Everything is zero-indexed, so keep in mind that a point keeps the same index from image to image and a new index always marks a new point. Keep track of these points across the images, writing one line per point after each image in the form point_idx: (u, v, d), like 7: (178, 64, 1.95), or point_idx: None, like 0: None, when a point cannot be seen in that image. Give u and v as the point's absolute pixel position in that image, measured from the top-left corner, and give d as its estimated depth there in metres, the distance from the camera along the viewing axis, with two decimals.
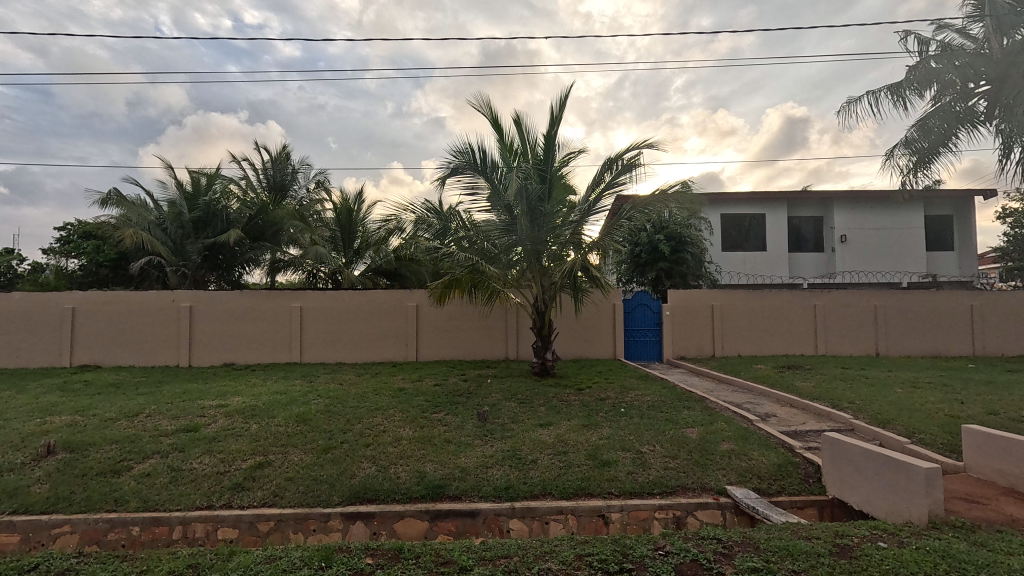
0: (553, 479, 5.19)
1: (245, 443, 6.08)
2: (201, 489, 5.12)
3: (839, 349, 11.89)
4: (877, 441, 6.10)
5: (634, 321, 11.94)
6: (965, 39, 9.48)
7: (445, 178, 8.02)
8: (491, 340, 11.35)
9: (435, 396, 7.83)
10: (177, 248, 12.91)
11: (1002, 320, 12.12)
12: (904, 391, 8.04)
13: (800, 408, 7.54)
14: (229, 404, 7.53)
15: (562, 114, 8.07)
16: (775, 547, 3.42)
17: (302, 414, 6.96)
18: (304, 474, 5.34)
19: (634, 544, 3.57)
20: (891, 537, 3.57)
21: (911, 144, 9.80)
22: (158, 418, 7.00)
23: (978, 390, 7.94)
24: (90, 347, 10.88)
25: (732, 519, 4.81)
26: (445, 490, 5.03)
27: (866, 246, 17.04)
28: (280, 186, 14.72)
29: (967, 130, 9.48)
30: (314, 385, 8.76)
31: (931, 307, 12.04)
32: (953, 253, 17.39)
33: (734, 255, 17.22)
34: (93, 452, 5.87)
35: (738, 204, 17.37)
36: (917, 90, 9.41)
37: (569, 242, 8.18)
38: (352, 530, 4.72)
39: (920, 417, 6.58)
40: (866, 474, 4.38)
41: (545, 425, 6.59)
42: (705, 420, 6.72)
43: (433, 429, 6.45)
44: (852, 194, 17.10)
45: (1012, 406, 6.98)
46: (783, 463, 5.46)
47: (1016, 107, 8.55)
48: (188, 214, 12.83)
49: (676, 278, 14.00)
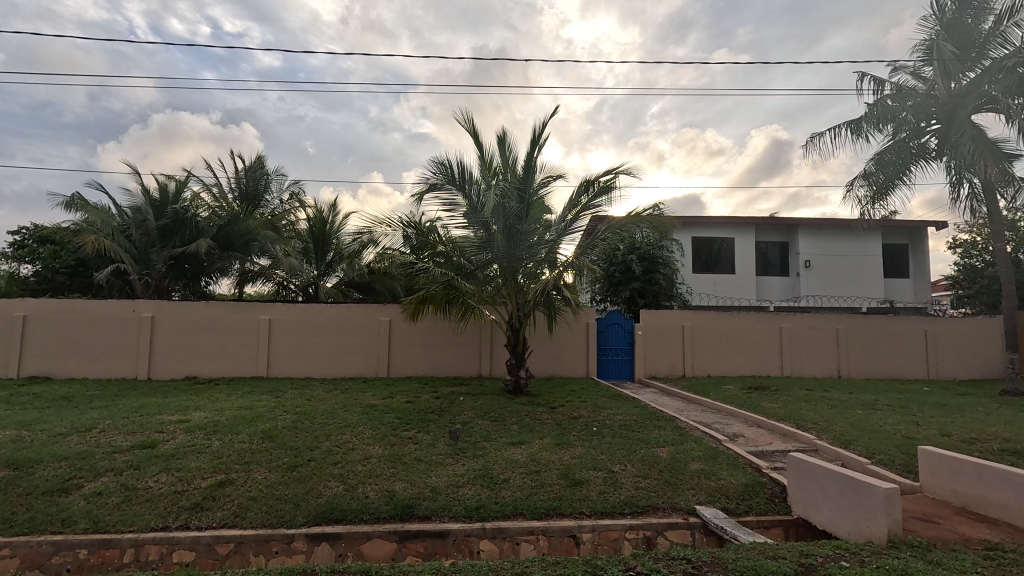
0: (524, 499, 5.16)
1: (206, 460, 5.83)
2: (156, 510, 4.88)
3: (803, 370, 12.24)
4: (839, 462, 6.32)
5: (606, 340, 12.03)
6: (916, 80, 10.11)
7: (424, 193, 8.02)
8: (464, 356, 11.29)
9: (406, 414, 7.69)
10: (141, 256, 12.39)
11: (953, 345, 12.75)
12: (864, 413, 8.29)
13: (766, 429, 7.73)
14: (190, 420, 7.21)
15: (543, 134, 8.19)
16: (743, 567, 3.46)
17: (268, 430, 6.72)
18: (268, 493, 5.15)
19: (606, 565, 3.55)
20: (853, 556, 3.67)
21: (870, 176, 10.31)
22: (112, 434, 6.66)
23: (932, 412, 8.28)
24: (40, 357, 10.34)
25: (701, 539, 4.86)
26: (415, 510, 4.93)
27: (829, 271, 17.70)
28: (253, 197, 14.76)
29: (918, 165, 10.11)
30: (281, 401, 8.48)
31: (890, 332, 12.55)
32: (907, 281, 18.27)
33: (705, 277, 17.66)
34: (39, 470, 5.54)
35: (709, 227, 17.87)
36: (875, 127, 9.95)
37: (544, 261, 8.28)
38: (317, 551, 4.60)
39: (880, 438, 6.79)
40: (829, 494, 4.50)
41: (518, 443, 6.56)
42: (675, 439, 6.81)
43: (404, 447, 6.33)
44: (816, 221, 17.80)
45: (965, 428, 7.30)
46: (751, 483, 5.55)
47: (962, 145, 9.19)
48: (153, 221, 12.32)
49: (649, 297, 14.26)
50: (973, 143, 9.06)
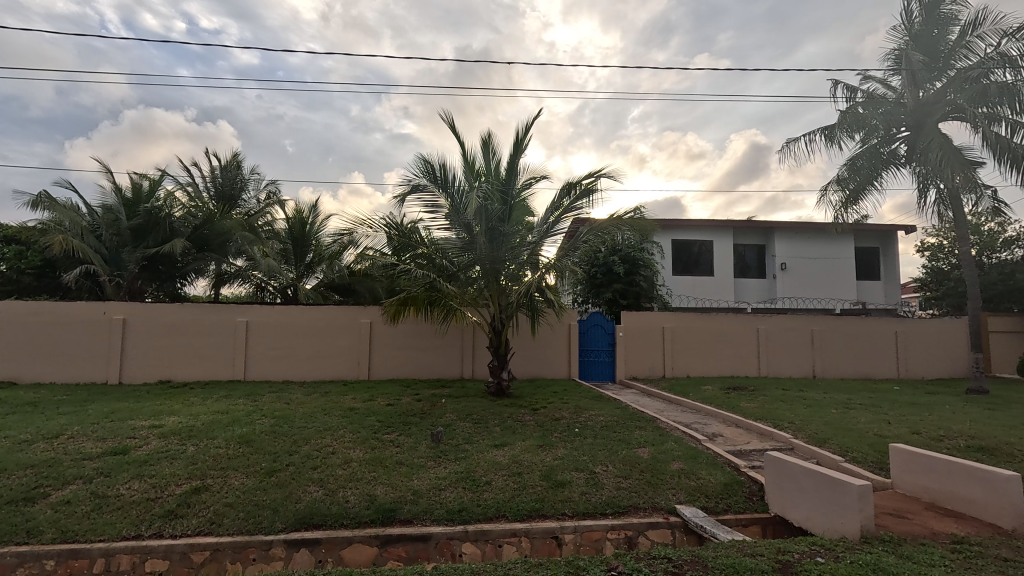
0: (506, 501, 5.15)
1: (180, 466, 5.69)
2: (128, 518, 4.74)
3: (780, 370, 12.50)
4: (814, 460, 6.48)
5: (588, 342, 12.10)
6: (887, 89, 10.43)
7: (406, 195, 7.98)
8: (447, 358, 11.24)
9: (387, 417, 7.61)
10: (112, 257, 12.03)
11: (923, 345, 13.16)
12: (839, 412, 8.48)
13: (744, 428, 7.87)
14: (164, 425, 7.02)
15: (526, 137, 8.22)
16: (723, 565, 3.51)
17: (245, 435, 6.58)
18: (246, 499, 5.04)
19: (588, 565, 3.57)
20: (828, 552, 3.75)
21: (843, 181, 10.60)
22: (82, 440, 6.45)
23: (903, 411, 8.52)
24: (4, 361, 9.96)
25: (681, 538, 4.92)
26: (397, 514, 4.89)
27: (805, 273, 18.12)
28: (229, 196, 14.49)
29: (889, 171, 10.42)
30: (259, 405, 8.32)
31: (862, 332, 12.89)
32: (879, 282, 18.80)
33: (684, 279, 17.92)
34: (3, 478, 5.34)
35: (688, 230, 18.13)
36: (848, 133, 10.23)
37: (526, 262, 8.28)
38: (296, 558, 4.52)
39: (854, 436, 6.97)
40: (805, 491, 4.59)
41: (500, 445, 6.55)
42: (656, 439, 6.88)
43: (385, 451, 6.27)
44: (792, 225, 18.21)
45: (934, 426, 7.53)
46: (730, 482, 5.64)
47: (930, 152, 9.51)
48: (125, 221, 11.98)
49: (630, 299, 14.40)
50: (940, 151, 9.39)
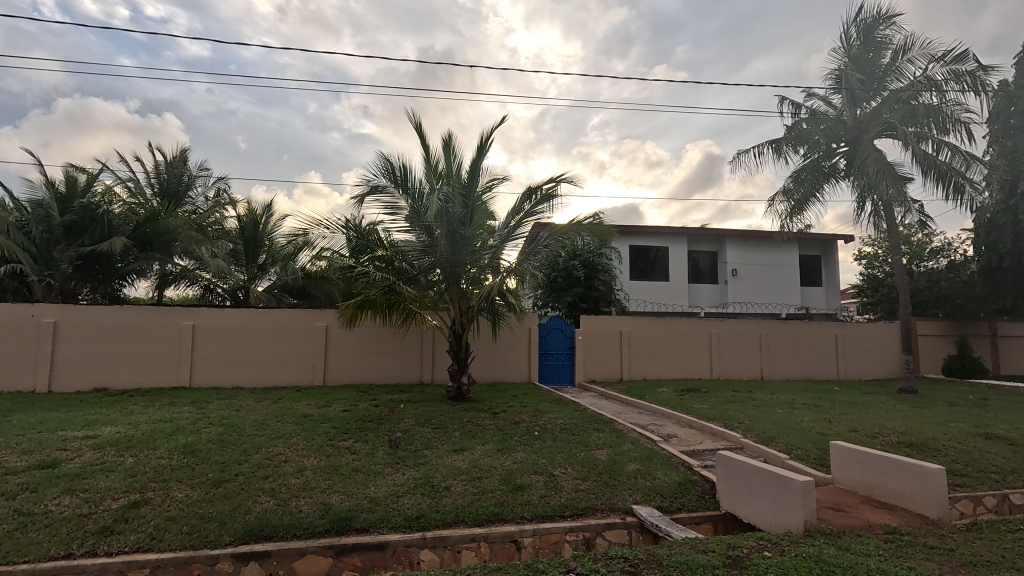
0: (465, 506, 5.11)
1: (117, 479, 5.34)
2: (58, 536, 4.41)
3: (730, 372, 12.99)
4: (761, 458, 6.76)
5: (548, 346, 12.20)
6: (828, 106, 11.08)
7: (365, 195, 7.82)
8: (405, 362, 11.07)
9: (343, 423, 7.42)
10: (42, 255, 11.20)
11: (859, 348, 14.00)
12: (784, 412, 8.90)
13: (697, 429, 8.13)
14: (99, 436, 6.58)
15: (488, 140, 8.23)
16: (677, 562, 3.60)
17: (190, 444, 6.26)
18: (190, 512, 4.79)
19: (547, 568, 3.59)
20: (774, 546, 3.92)
21: (788, 192, 11.16)
22: (3, 454, 5.95)
23: (842, 410, 9.02)
24: None
25: (637, 537, 5.03)
26: (352, 523, 4.76)
27: (754, 279, 18.95)
28: (174, 193, 13.80)
29: (830, 183, 11.06)
30: (206, 412, 7.93)
31: (805, 336, 13.60)
32: (821, 288, 19.88)
33: (641, 284, 18.37)
34: None
35: (645, 236, 18.61)
36: (793, 147, 10.79)
37: (487, 266, 8.24)
38: (244, 572, 4.33)
39: (798, 435, 7.32)
40: (753, 489, 4.78)
41: (460, 450, 6.50)
42: (614, 441, 7.00)
43: (341, 458, 6.10)
44: (742, 233, 19.00)
45: (870, 424, 8.01)
46: (683, 481, 5.81)
47: (866, 166, 10.16)
48: (58, 217, 11.19)
49: (589, 303, 14.62)
50: (875, 166, 10.05)
